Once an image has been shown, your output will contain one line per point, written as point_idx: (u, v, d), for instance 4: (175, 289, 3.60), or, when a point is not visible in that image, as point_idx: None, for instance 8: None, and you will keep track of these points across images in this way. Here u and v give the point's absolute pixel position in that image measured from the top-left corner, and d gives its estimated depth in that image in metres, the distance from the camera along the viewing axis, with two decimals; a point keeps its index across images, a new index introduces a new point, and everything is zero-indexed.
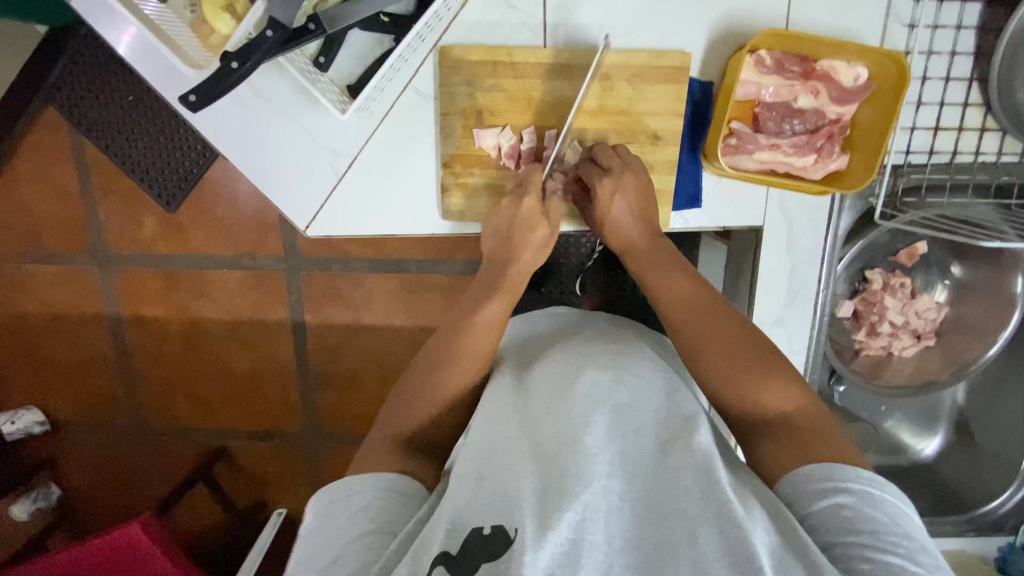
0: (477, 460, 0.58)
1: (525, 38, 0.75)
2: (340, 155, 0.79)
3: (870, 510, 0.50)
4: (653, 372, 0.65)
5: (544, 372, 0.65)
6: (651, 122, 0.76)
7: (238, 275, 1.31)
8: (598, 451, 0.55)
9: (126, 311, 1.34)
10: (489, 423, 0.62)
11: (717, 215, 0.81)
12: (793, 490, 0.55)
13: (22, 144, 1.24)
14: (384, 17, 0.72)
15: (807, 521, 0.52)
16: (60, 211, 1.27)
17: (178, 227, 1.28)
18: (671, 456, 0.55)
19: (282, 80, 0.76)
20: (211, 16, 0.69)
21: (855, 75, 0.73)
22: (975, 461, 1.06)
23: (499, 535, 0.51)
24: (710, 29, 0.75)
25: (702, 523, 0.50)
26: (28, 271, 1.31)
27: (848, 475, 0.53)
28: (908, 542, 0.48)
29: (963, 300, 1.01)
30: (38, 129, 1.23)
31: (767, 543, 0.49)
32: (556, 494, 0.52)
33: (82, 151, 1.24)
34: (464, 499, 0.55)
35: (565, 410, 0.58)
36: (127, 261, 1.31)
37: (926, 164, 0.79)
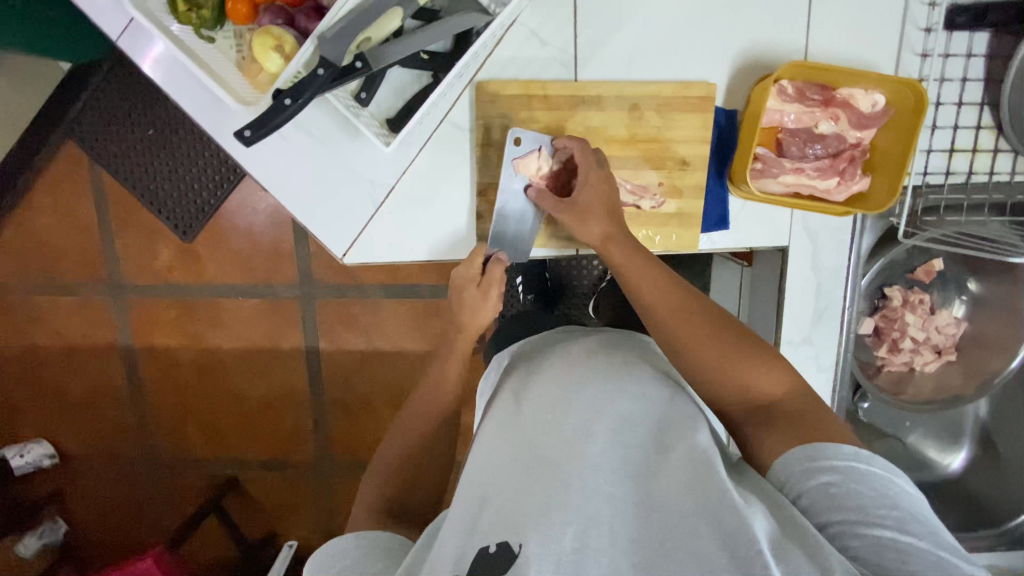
0: (484, 481, 0.61)
1: (557, 72, 0.79)
2: (378, 185, 0.82)
3: (856, 484, 0.51)
4: (651, 380, 0.67)
5: (543, 385, 0.69)
6: (679, 149, 0.79)
7: (254, 302, 1.32)
8: (598, 461, 0.58)
9: (139, 342, 1.35)
10: (495, 442, 0.66)
11: (744, 236, 0.84)
12: (782, 472, 0.56)
13: (42, 177, 1.26)
14: (423, 55, 0.76)
15: (800, 502, 0.54)
16: (78, 243, 1.29)
17: (194, 256, 1.30)
18: (671, 459, 0.58)
19: (325, 114, 0.79)
20: (261, 56, 0.72)
21: (873, 102, 0.76)
22: (999, 473, 1.07)
23: (503, 551, 0.53)
24: (734, 60, 0.78)
25: (701, 518, 0.52)
26: (44, 303, 1.32)
27: (835, 453, 0.53)
28: (898, 512, 0.49)
29: (980, 315, 1.03)
30: (59, 162, 1.25)
31: (766, 529, 0.50)
32: (557, 506, 0.55)
33: (101, 184, 1.26)
34: (472, 518, 0.58)
35: (567, 423, 0.62)
36: (141, 291, 1.32)
37: (942, 184, 0.82)
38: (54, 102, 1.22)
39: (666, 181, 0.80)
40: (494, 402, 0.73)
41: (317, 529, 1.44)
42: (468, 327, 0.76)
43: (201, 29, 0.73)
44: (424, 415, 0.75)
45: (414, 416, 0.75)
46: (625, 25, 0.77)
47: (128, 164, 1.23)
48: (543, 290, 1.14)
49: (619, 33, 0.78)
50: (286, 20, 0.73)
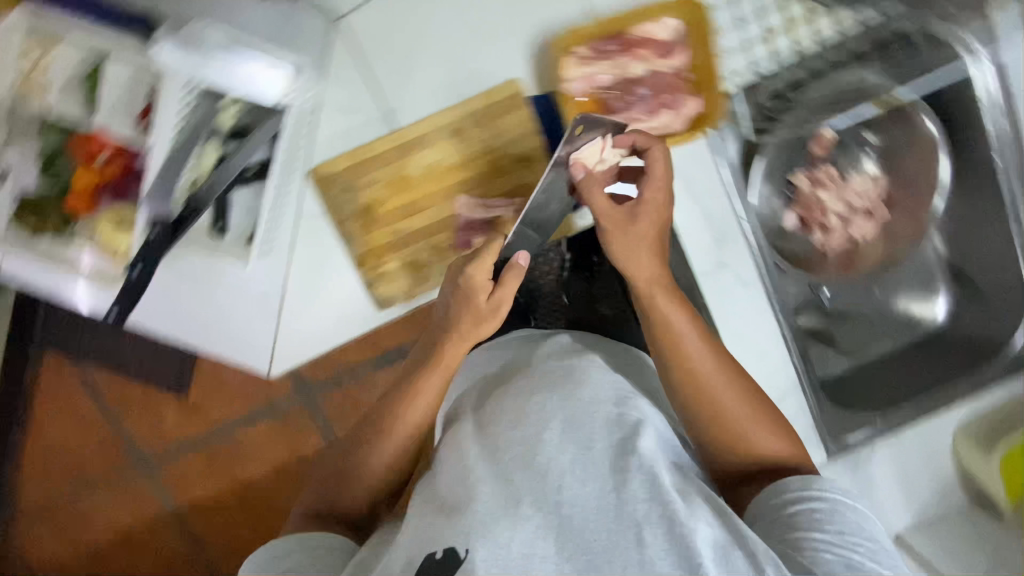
0: (435, 497, 0.64)
1: (375, 130, 0.81)
2: (272, 297, 0.85)
3: (838, 514, 0.61)
4: (603, 382, 0.72)
5: (498, 401, 0.73)
6: (513, 150, 0.81)
7: (264, 425, 1.36)
8: (551, 461, 0.63)
9: (181, 500, 1.39)
10: (451, 462, 0.68)
11: (615, 198, 0.84)
12: (770, 498, 0.65)
13: (38, 395, 1.36)
14: (251, 170, 0.80)
15: (786, 514, 0.63)
16: (92, 439, 1.37)
17: (194, 407, 1.35)
18: (623, 461, 0.62)
19: (191, 259, 0.83)
20: (110, 235, 0.80)
21: (666, 28, 0.77)
22: (986, 305, 1.02)
23: (450, 556, 0.56)
24: (526, 48, 0.80)
25: (644, 519, 0.57)
26: (87, 504, 1.40)
27: (828, 487, 0.64)
28: (869, 544, 0.59)
29: (894, 161, 1.00)
30: (47, 377, 1.35)
31: (710, 537, 0.56)
32: (512, 516, 0.58)
33: (89, 379, 1.35)
34: (428, 526, 0.60)
35: (518, 431, 0.66)
36: (164, 456, 1.37)
37: (777, 69, 0.81)
38: (17, 328, 1.31)
39: (517, 185, 0.83)
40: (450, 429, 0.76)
41: None
42: (466, 338, 0.73)
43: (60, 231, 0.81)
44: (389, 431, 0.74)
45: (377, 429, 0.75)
46: (417, 61, 0.80)
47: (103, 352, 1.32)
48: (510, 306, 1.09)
49: (415, 71, 0.80)
50: (122, 194, 0.80)
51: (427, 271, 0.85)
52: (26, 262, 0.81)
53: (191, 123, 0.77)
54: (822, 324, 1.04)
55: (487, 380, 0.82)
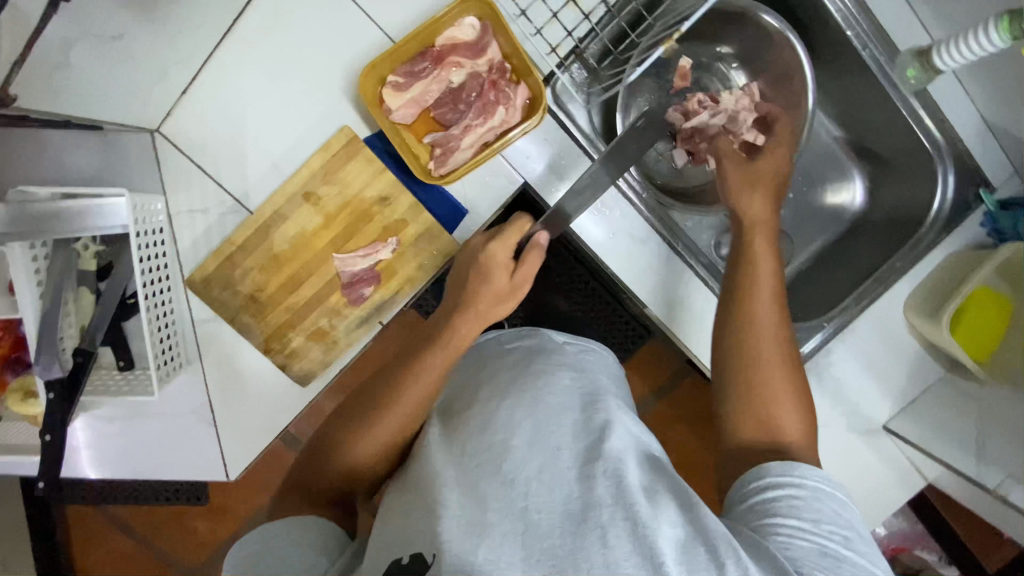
0: (386, 516, 0.56)
1: (235, 219, 0.82)
2: (201, 408, 0.87)
3: (815, 502, 0.54)
4: (572, 386, 0.64)
5: (464, 408, 0.64)
6: (369, 193, 0.81)
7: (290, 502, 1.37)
8: (516, 474, 0.54)
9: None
10: (408, 479, 0.59)
11: (486, 204, 0.83)
12: (747, 483, 0.58)
13: (77, 547, 1.40)
14: (132, 299, 0.81)
15: (758, 506, 0.55)
16: (140, 568, 1.40)
17: (219, 509, 1.37)
18: (594, 466, 0.54)
19: (114, 402, 0.86)
20: (22, 408, 0.81)
21: (467, 28, 0.77)
22: (897, 172, 0.99)
23: (418, 561, 0.50)
24: (344, 94, 0.80)
25: (612, 522, 0.50)
26: None
27: (806, 473, 0.56)
28: (846, 531, 0.52)
29: (759, 66, 0.98)
30: (74, 525, 1.40)
31: (674, 536, 0.49)
32: (476, 525, 0.50)
33: (117, 516, 1.39)
34: (376, 538, 0.55)
35: (483, 437, 0.57)
36: (215, 561, 1.40)
37: (592, 28, 0.81)
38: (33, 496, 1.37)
39: (387, 224, 0.82)
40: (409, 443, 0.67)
41: None
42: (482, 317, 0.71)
43: None
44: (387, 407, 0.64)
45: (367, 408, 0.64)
46: (249, 144, 0.80)
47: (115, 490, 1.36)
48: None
49: (249, 154, 0.81)
50: (23, 364, 0.81)
51: (334, 336, 0.84)
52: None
53: (51, 278, 0.74)
54: None
55: (451, 385, 0.72)
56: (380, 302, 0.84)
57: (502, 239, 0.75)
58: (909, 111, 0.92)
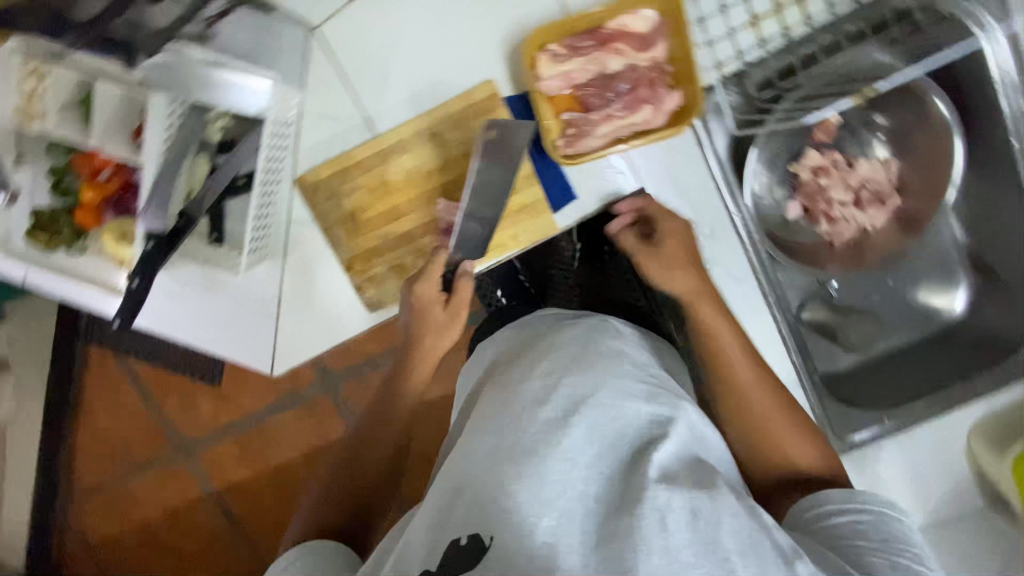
0: (455, 476, 0.67)
1: (358, 136, 0.83)
2: (268, 300, 0.90)
3: (883, 523, 0.61)
4: (634, 372, 0.73)
5: (523, 372, 0.74)
6: (492, 151, 0.81)
7: (292, 412, 1.45)
8: (574, 453, 0.65)
9: (220, 483, 1.48)
10: (474, 439, 0.70)
11: (599, 193, 0.82)
12: (811, 504, 0.66)
13: (88, 384, 1.49)
14: (242, 180, 0.83)
15: (827, 528, 0.63)
16: (137, 424, 1.49)
17: (227, 396, 1.46)
18: (643, 461, 0.64)
19: (194, 266, 0.89)
20: (118, 249, 0.85)
21: (644, 20, 0.75)
22: (1006, 296, 0.96)
23: (476, 542, 0.60)
24: (500, 47, 0.79)
25: (671, 507, 0.58)
26: (138, 485, 1.51)
27: (869, 498, 0.63)
28: (913, 550, 0.59)
29: (907, 144, 0.94)
30: (92, 367, 1.48)
31: (735, 527, 0.57)
32: (534, 498, 0.61)
33: (134, 369, 1.48)
34: (442, 513, 0.65)
35: (541, 416, 0.68)
36: (203, 441, 1.48)
37: (764, 57, 0.78)
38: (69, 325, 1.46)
39: None
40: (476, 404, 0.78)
41: None
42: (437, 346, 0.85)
43: (69, 245, 0.85)
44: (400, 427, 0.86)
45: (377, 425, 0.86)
46: (395, 68, 0.81)
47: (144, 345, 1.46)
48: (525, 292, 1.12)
49: (391, 79, 0.81)
50: (126, 208, 0.86)
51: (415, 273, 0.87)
52: (52, 278, 0.85)
53: (180, 136, 0.79)
54: (828, 317, 1.02)
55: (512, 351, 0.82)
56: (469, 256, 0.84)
57: (425, 280, 0.80)
58: None
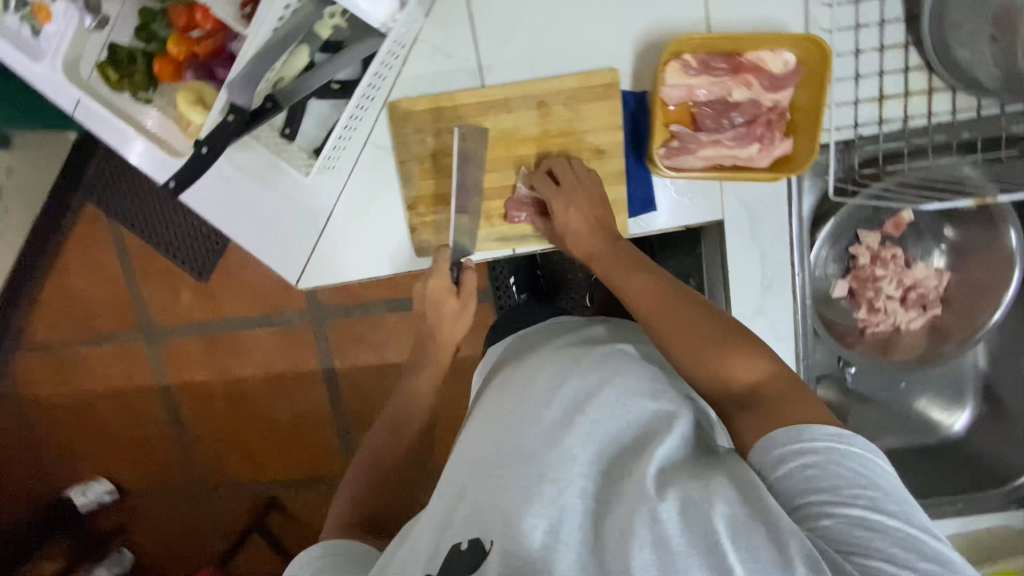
0: (460, 478, 0.68)
1: (465, 81, 0.81)
2: (318, 213, 0.87)
3: (835, 466, 0.52)
4: (637, 370, 0.71)
5: (529, 376, 0.74)
6: (592, 138, 0.79)
7: (270, 332, 1.41)
8: (574, 452, 0.63)
9: (174, 379, 1.45)
10: (479, 440, 0.70)
11: (677, 215, 0.83)
12: (760, 455, 0.57)
13: (71, 240, 1.39)
14: (335, 85, 0.80)
15: (777, 481, 0.55)
16: (110, 295, 1.41)
17: (210, 295, 1.40)
18: (644, 455, 0.61)
19: (255, 155, 0.84)
20: (186, 109, 0.78)
21: (783, 62, 0.75)
22: (1009, 430, 0.98)
23: (476, 547, 0.60)
24: (634, 42, 0.78)
25: (662, 501, 0.55)
26: (87, 354, 1.45)
27: (814, 434, 0.54)
28: (873, 491, 0.51)
29: (965, 262, 0.97)
30: (82, 225, 1.38)
31: (726, 513, 0.53)
32: (534, 499, 0.59)
33: (122, 240, 1.38)
34: (445, 517, 0.65)
35: (546, 416, 0.67)
36: (171, 333, 1.43)
37: (877, 135, 0.79)
38: (67, 174, 1.34)
39: None
40: (482, 399, 0.79)
41: None
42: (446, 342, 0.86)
43: (138, 93, 0.81)
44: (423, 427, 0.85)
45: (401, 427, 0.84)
46: (523, 26, 0.79)
47: (142, 218, 1.35)
48: (536, 286, 1.15)
49: (517, 36, 0.79)
50: (207, 73, 0.80)
51: None
52: (100, 112, 0.81)
53: (295, 21, 0.74)
54: (835, 399, 1.03)
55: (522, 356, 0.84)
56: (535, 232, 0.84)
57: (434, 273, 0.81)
58: None
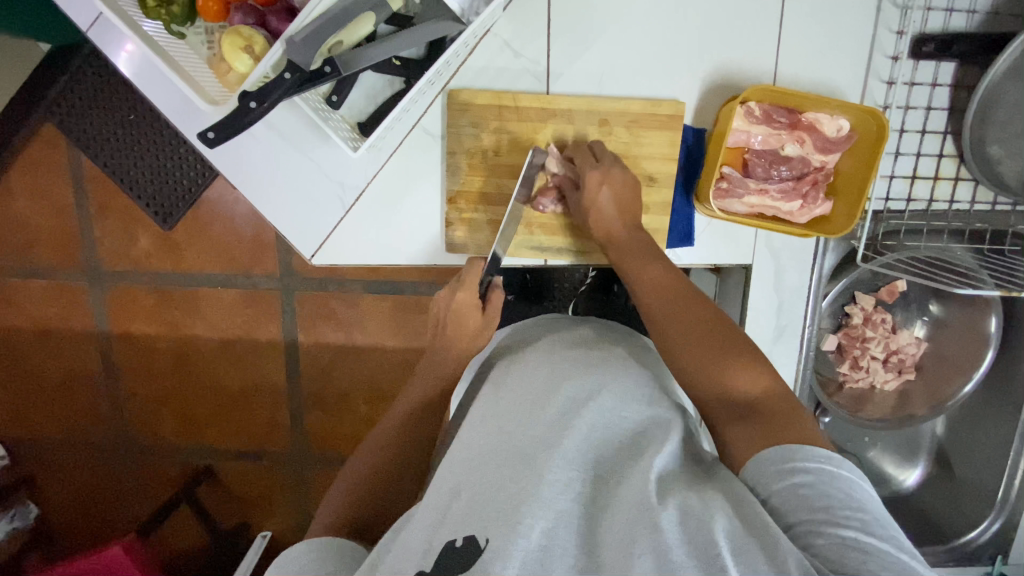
0: (458, 474, 0.58)
1: (529, 84, 0.79)
2: (348, 187, 0.82)
3: (827, 487, 0.48)
4: (635, 378, 0.66)
5: (523, 374, 0.67)
6: (646, 165, 0.80)
7: (232, 293, 1.29)
8: (573, 455, 0.56)
9: (115, 328, 1.31)
10: (472, 430, 0.62)
11: (709, 253, 0.85)
12: (754, 472, 0.53)
13: (22, 159, 1.22)
14: (396, 61, 0.75)
15: (768, 502, 0.50)
16: (57, 226, 1.25)
17: (174, 244, 1.26)
18: (640, 460, 0.55)
19: (296, 117, 0.79)
20: (230, 56, 0.72)
21: (838, 127, 0.77)
22: (953, 492, 1.07)
23: (471, 545, 0.50)
24: (703, 80, 0.80)
25: (663, 510, 0.49)
26: (19, 285, 1.28)
27: (808, 454, 0.51)
28: (863, 514, 0.47)
29: (942, 335, 1.03)
30: (35, 145, 1.21)
31: (727, 528, 0.47)
32: (530, 499, 0.52)
33: (81, 168, 1.22)
34: (441, 513, 0.55)
35: (543, 415, 0.60)
36: (118, 277, 1.28)
37: (904, 211, 0.84)
38: (30, 84, 1.17)
39: None
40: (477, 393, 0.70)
41: (291, 523, 1.42)
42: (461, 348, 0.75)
43: (171, 25, 0.74)
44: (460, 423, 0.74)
45: (418, 408, 0.73)
46: (597, 40, 0.78)
47: (110, 148, 1.19)
48: (523, 287, 1.11)
49: (590, 48, 0.78)
50: (257, 21, 0.74)
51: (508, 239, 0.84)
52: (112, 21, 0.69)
53: None
54: None
55: (511, 347, 0.77)
56: (567, 247, 0.85)
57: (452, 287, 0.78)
58: (1012, 460, 1.00)
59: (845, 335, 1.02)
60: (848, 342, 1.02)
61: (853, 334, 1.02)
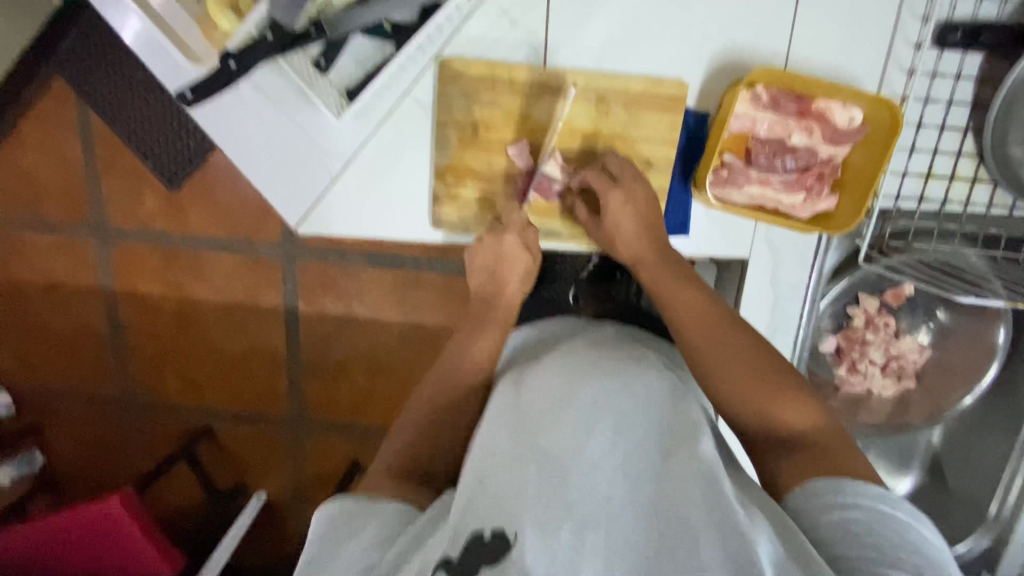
0: (480, 462, 0.55)
1: (526, 56, 0.76)
2: (335, 156, 0.80)
3: (878, 525, 0.45)
4: (658, 383, 0.61)
5: (545, 372, 0.63)
6: (644, 148, 0.76)
7: (234, 258, 1.27)
8: (599, 461, 0.52)
9: (121, 287, 1.31)
10: (492, 427, 0.59)
11: (705, 244, 0.82)
12: (799, 502, 0.51)
13: (28, 114, 1.20)
14: (386, 25, 0.71)
15: (813, 533, 0.48)
16: (64, 183, 1.24)
17: (177, 206, 1.24)
18: (671, 468, 0.52)
19: (282, 81, 0.76)
20: (217, 14, 0.71)
21: (850, 118, 0.73)
22: (943, 504, 1.04)
23: (500, 539, 0.48)
24: (709, 58, 0.75)
25: (703, 530, 0.46)
26: (28, 239, 1.29)
27: (856, 490, 0.48)
28: (918, 558, 0.43)
29: (946, 344, 0.99)
30: (47, 100, 1.19)
31: (771, 551, 0.44)
32: (551, 503, 0.49)
33: (89, 123, 1.20)
34: (466, 498, 0.52)
35: (565, 419, 0.56)
36: (125, 236, 1.27)
37: (914, 211, 0.80)
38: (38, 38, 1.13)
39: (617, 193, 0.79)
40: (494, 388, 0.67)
41: (282, 487, 1.44)
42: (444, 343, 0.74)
43: None
44: (455, 406, 0.69)
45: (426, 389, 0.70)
46: (602, 12, 0.74)
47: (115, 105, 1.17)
48: None
49: (592, 21, 0.74)
50: None
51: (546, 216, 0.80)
52: None
53: None
54: None
55: (535, 344, 0.73)
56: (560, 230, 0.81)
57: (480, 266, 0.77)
58: (1009, 478, 0.96)
59: (840, 336, 0.98)
60: (842, 346, 0.99)
61: (850, 335, 0.98)
